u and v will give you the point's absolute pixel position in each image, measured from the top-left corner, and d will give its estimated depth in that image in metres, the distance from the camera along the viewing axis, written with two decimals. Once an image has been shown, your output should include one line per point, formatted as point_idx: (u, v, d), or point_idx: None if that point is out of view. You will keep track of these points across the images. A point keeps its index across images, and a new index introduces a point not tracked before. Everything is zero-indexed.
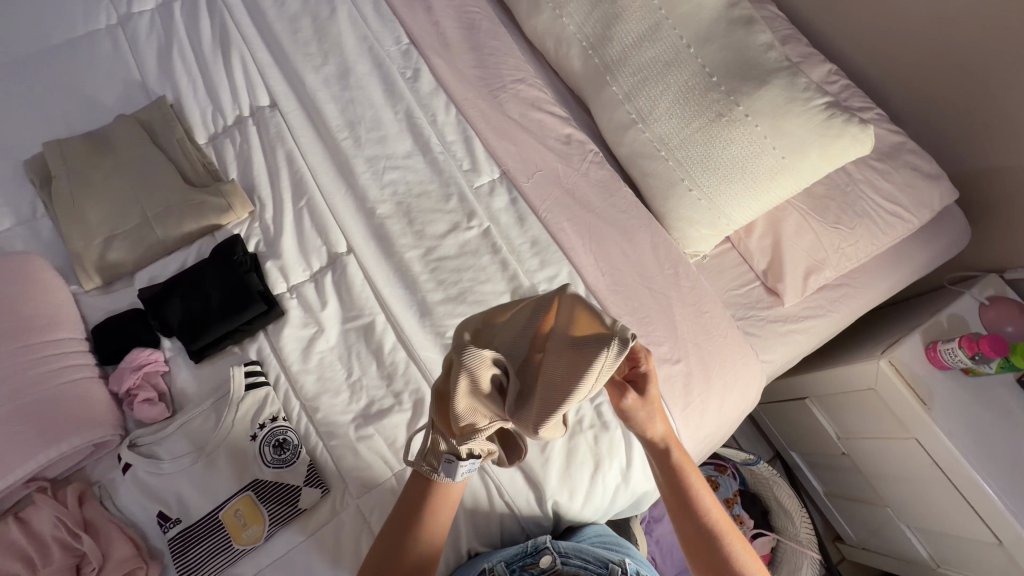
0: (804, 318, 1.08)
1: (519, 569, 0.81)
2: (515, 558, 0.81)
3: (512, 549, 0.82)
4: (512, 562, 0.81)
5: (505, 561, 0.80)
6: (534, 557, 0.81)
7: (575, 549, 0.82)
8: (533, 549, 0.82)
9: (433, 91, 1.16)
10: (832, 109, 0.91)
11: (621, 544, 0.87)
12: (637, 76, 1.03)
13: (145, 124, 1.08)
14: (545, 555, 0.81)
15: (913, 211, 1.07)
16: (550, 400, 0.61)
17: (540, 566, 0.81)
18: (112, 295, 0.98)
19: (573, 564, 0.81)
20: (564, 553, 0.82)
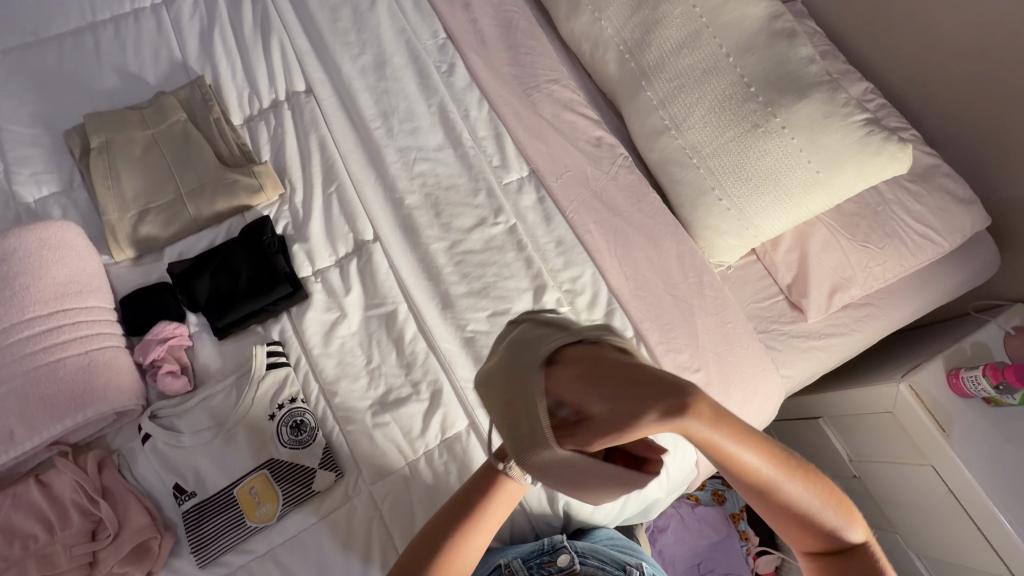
0: (826, 336, 1.07)
1: (536, 566, 0.79)
2: (532, 555, 0.80)
3: (529, 547, 0.82)
4: (529, 559, 0.80)
5: (521, 558, 0.80)
6: (550, 556, 0.80)
7: (592, 549, 0.82)
8: (550, 547, 0.81)
9: (468, 87, 1.16)
10: (871, 126, 0.91)
11: (636, 550, 0.86)
12: (673, 82, 1.02)
13: (184, 102, 1.09)
14: (562, 554, 0.80)
15: (944, 234, 1.06)
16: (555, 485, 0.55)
17: (558, 565, 0.79)
18: (142, 267, 0.99)
19: (590, 565, 0.79)
20: (581, 553, 0.81)
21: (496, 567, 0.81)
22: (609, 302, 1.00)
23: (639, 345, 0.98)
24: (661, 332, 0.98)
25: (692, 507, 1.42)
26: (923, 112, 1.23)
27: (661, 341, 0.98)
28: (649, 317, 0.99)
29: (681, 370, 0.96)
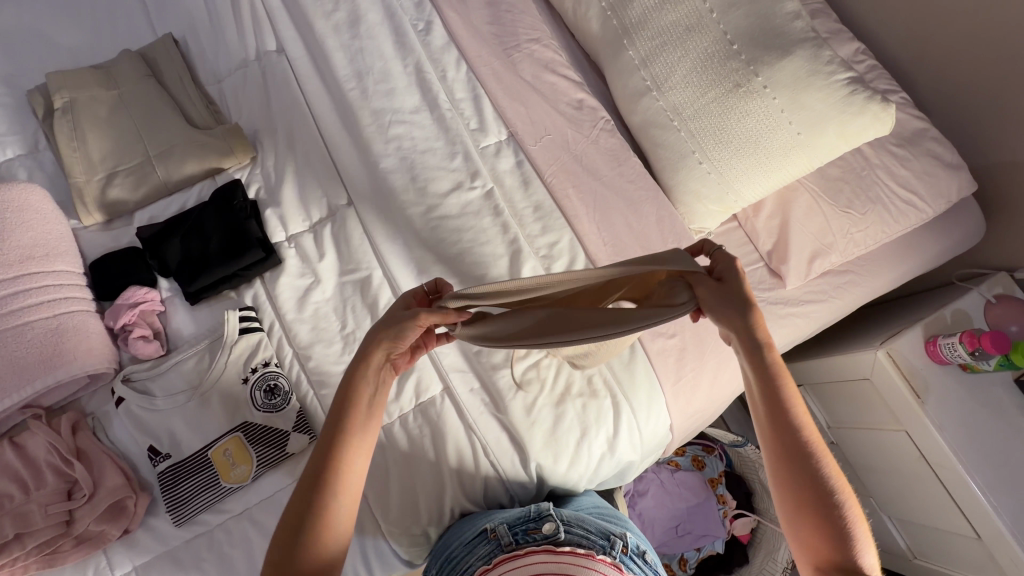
0: (806, 303, 1.06)
1: (522, 533, 0.79)
2: (517, 521, 0.81)
3: (515, 513, 0.82)
4: (514, 525, 0.80)
5: (507, 523, 0.80)
6: (537, 523, 0.80)
7: (578, 519, 0.82)
8: (536, 515, 0.81)
9: (446, 47, 1.12)
10: (855, 85, 0.88)
11: (619, 518, 0.88)
12: (655, 40, 0.99)
13: (151, 61, 1.06)
14: (548, 521, 0.80)
15: (928, 201, 1.04)
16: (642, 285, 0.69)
17: (543, 533, 0.78)
18: (111, 232, 0.97)
19: (576, 533, 0.79)
20: (567, 521, 0.81)
21: (481, 531, 0.80)
22: (586, 268, 0.99)
23: None
24: None
25: (672, 472, 1.46)
26: (917, 76, 1.19)
27: None
28: None
29: (656, 336, 0.96)
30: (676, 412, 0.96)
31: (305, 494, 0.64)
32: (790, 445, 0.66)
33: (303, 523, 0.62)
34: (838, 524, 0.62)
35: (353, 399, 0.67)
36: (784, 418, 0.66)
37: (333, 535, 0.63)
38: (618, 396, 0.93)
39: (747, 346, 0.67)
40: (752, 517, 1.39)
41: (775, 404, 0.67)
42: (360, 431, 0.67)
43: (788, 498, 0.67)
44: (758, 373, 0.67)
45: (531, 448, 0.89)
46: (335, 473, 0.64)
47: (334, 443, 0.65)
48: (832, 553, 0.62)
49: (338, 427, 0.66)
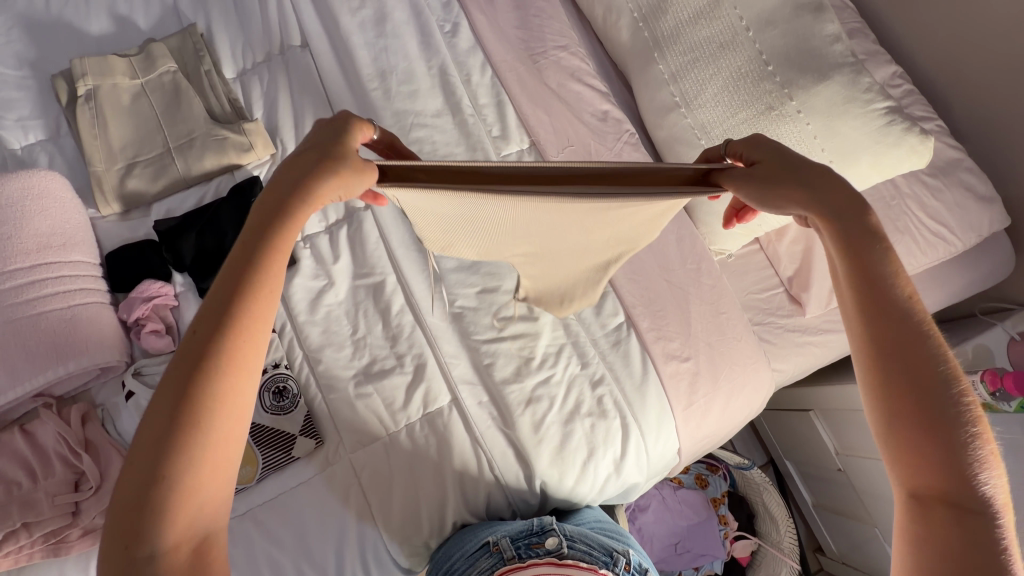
0: (823, 332, 1.04)
1: (525, 547, 0.78)
2: (520, 534, 0.80)
3: (518, 526, 0.81)
4: (517, 538, 0.80)
5: (510, 536, 0.79)
6: (540, 538, 0.79)
7: (581, 534, 0.81)
8: (539, 529, 0.80)
9: (471, 50, 1.10)
10: (894, 115, 0.85)
11: (621, 534, 0.87)
12: (687, 55, 0.96)
13: (175, 50, 1.05)
14: (551, 536, 0.79)
15: (958, 234, 1.01)
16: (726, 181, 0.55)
17: (547, 547, 0.78)
18: (128, 223, 0.97)
19: (578, 549, 0.78)
20: (570, 536, 0.80)
21: (483, 544, 0.80)
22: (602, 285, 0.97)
23: (630, 330, 0.96)
24: (654, 319, 0.96)
25: (674, 489, 1.45)
26: (954, 103, 1.15)
27: (653, 328, 0.96)
28: (643, 302, 0.97)
29: (669, 358, 0.94)
30: (685, 436, 0.95)
31: (165, 419, 0.42)
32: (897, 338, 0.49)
33: (183, 405, 0.42)
34: (958, 447, 0.46)
35: (245, 275, 0.46)
36: (887, 303, 0.51)
37: (213, 479, 0.44)
38: (627, 418, 0.91)
39: (829, 205, 0.53)
40: (752, 540, 1.39)
41: (879, 293, 0.51)
42: (252, 322, 0.46)
43: (883, 417, 0.50)
44: (850, 251, 0.52)
45: (536, 466, 0.88)
46: (221, 387, 0.44)
47: (210, 340, 0.44)
48: (950, 482, 0.46)
49: (218, 317, 0.45)
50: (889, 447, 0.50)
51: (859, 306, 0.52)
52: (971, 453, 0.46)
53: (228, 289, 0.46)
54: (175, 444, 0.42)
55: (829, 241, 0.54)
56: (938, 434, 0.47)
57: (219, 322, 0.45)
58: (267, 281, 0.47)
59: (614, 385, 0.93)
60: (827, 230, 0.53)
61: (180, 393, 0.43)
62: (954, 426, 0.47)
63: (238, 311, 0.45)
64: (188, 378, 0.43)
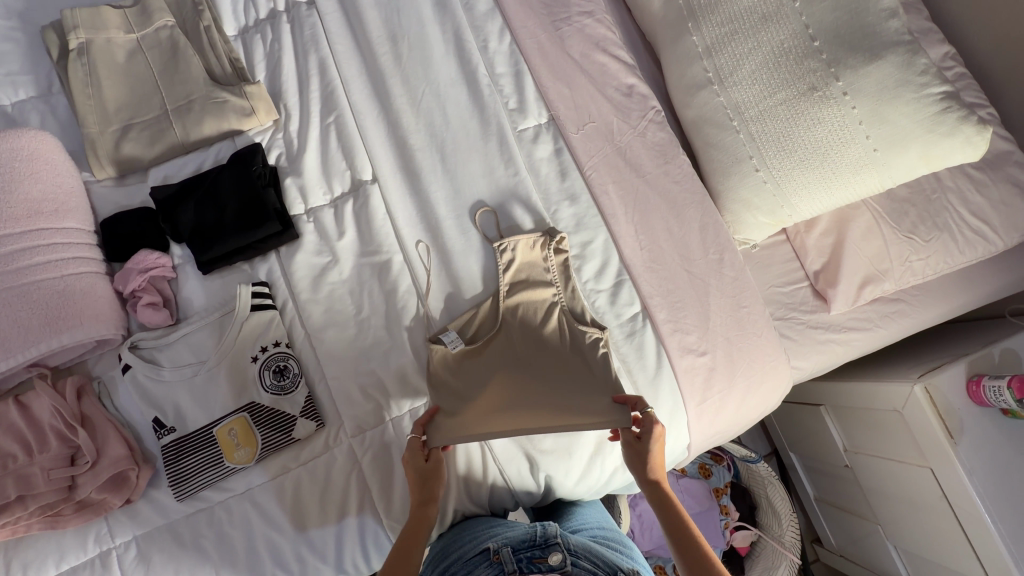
0: (847, 330, 0.99)
1: (527, 560, 0.74)
2: (523, 545, 0.76)
3: (521, 535, 0.77)
4: (519, 549, 0.75)
5: (512, 547, 0.75)
6: (542, 552, 0.75)
7: (586, 549, 0.76)
8: (542, 541, 0.76)
9: (489, 13, 1.02)
10: (950, 101, 0.78)
11: (624, 546, 0.84)
12: (725, 26, 0.88)
13: (172, 4, 0.98)
14: (555, 551, 0.75)
15: (1001, 233, 0.95)
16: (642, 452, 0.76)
17: (550, 564, 0.73)
18: (124, 189, 0.92)
19: (582, 566, 0.74)
20: (574, 552, 0.76)
21: (483, 550, 0.75)
22: (619, 272, 0.93)
23: (645, 321, 0.91)
24: (671, 310, 0.92)
25: (676, 478, 1.45)
26: (1007, 88, 1.04)
27: (670, 321, 0.91)
28: (661, 292, 0.92)
29: (685, 352, 0.91)
30: (695, 432, 0.92)
31: (403, 547, 0.71)
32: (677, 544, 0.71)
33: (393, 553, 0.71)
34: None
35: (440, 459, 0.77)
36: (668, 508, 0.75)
37: None
38: None
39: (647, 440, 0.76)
40: (752, 531, 1.36)
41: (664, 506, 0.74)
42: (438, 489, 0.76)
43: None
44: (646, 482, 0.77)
45: (541, 458, 0.86)
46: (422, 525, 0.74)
47: (426, 501, 0.75)
48: None
49: (427, 484, 0.76)
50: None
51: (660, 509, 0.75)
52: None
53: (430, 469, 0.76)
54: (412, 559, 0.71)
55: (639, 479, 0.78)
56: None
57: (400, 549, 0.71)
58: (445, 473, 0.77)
59: (628, 378, 0.89)
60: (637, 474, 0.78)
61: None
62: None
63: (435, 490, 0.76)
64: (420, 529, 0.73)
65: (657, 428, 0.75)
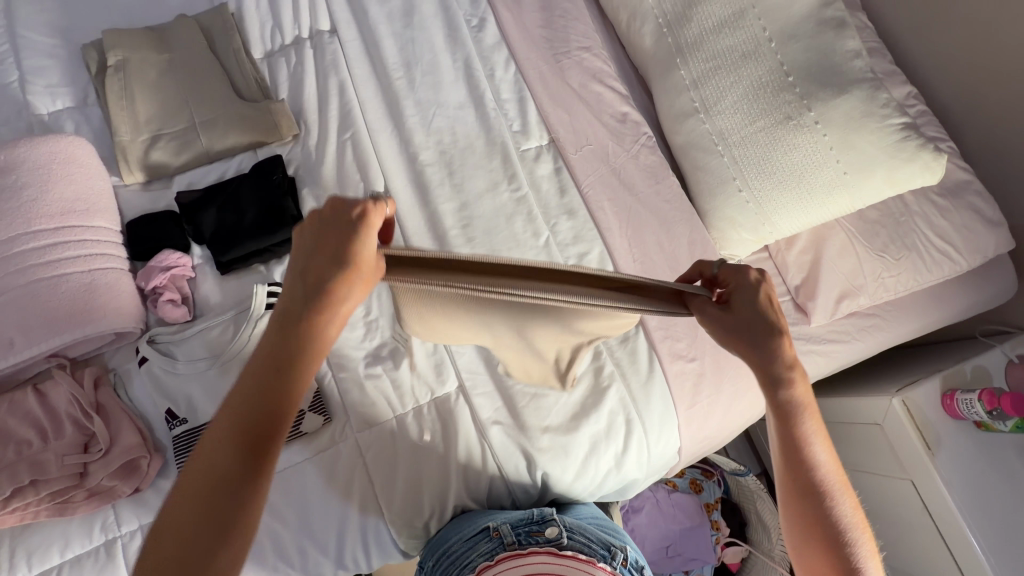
0: (827, 342, 1.06)
1: (525, 534, 0.80)
2: (521, 522, 0.81)
3: (519, 515, 0.83)
4: (518, 526, 0.81)
5: (511, 523, 0.81)
6: (540, 526, 0.81)
7: (579, 526, 0.82)
8: (539, 518, 0.82)
9: (496, 46, 1.12)
10: (909, 131, 0.87)
11: (617, 530, 0.88)
12: (709, 62, 0.98)
13: (204, 28, 1.07)
14: (551, 526, 0.81)
15: (964, 254, 1.03)
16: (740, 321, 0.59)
17: (546, 536, 0.79)
18: (149, 194, 0.98)
19: (577, 540, 0.80)
20: (569, 528, 0.81)
21: (483, 528, 0.81)
22: None
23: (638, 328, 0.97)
24: (662, 319, 0.98)
25: (669, 492, 1.45)
26: (966, 125, 1.15)
27: (661, 328, 0.97)
28: None
29: (676, 358, 0.96)
30: (686, 436, 0.96)
31: (207, 470, 0.49)
32: (788, 456, 0.64)
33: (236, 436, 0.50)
34: (834, 538, 0.62)
35: (296, 344, 0.51)
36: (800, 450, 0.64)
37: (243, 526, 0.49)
38: (632, 415, 0.93)
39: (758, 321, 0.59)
40: (743, 547, 1.40)
41: (785, 415, 0.62)
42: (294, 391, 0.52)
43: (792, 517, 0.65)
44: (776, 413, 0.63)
45: (539, 457, 0.89)
46: (256, 451, 0.50)
47: (257, 408, 0.50)
48: None
49: (270, 379, 0.51)
50: (796, 539, 0.65)
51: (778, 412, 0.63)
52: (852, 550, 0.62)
53: (281, 360, 0.51)
54: (235, 500, 0.48)
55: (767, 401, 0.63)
56: (818, 536, 0.63)
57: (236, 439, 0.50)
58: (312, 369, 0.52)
59: (621, 381, 0.94)
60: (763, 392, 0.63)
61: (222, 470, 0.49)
62: (831, 524, 0.62)
63: (286, 391, 0.51)
64: (251, 450, 0.50)
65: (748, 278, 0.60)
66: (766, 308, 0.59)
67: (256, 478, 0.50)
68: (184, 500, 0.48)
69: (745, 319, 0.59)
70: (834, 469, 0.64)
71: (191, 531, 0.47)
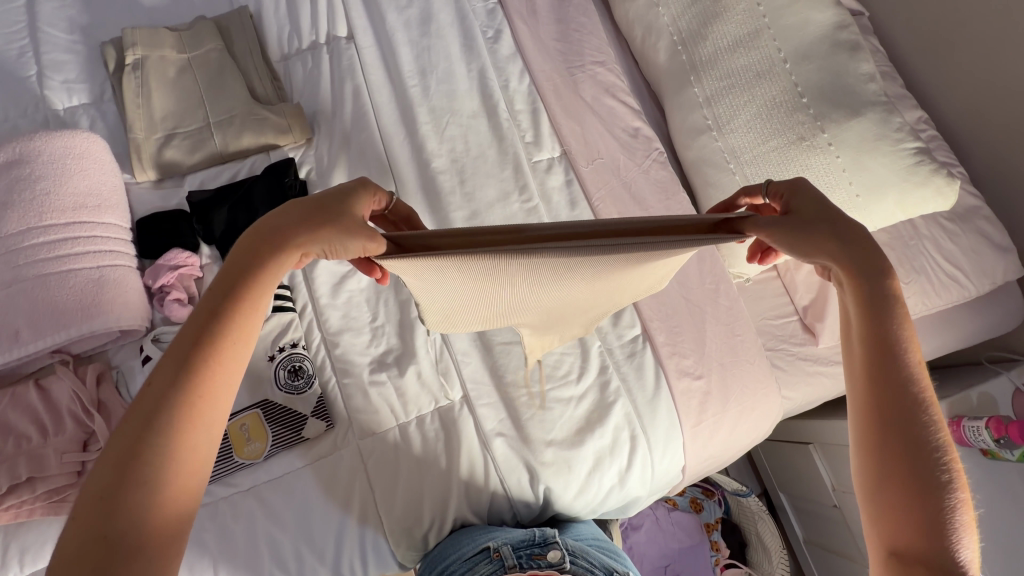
0: (834, 364, 1.05)
1: (526, 557, 0.78)
2: (521, 544, 0.80)
3: (520, 535, 0.81)
4: (519, 547, 0.79)
5: (511, 545, 0.79)
6: (542, 549, 0.79)
7: (582, 550, 0.81)
8: (541, 540, 0.81)
9: (511, 57, 1.13)
10: (922, 156, 0.88)
11: (619, 553, 0.87)
12: (723, 81, 0.99)
13: (223, 29, 1.08)
14: (554, 549, 0.79)
15: (972, 279, 1.03)
16: (819, 229, 0.57)
17: (548, 560, 0.78)
18: (161, 192, 0.98)
19: (580, 565, 0.78)
20: (572, 551, 0.80)
21: (483, 549, 0.79)
22: None
23: (645, 343, 0.97)
24: (669, 334, 0.97)
25: (668, 510, 1.44)
26: (974, 150, 1.15)
27: (668, 344, 0.97)
28: (660, 316, 0.98)
29: (682, 374, 0.95)
30: (691, 455, 0.95)
31: (122, 455, 0.45)
32: (875, 358, 0.56)
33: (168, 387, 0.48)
34: (921, 461, 0.51)
35: (226, 315, 0.51)
36: (889, 353, 0.56)
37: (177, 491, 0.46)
38: (636, 430, 0.92)
39: (846, 224, 0.59)
40: (743, 569, 1.35)
41: (874, 309, 0.57)
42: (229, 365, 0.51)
43: (873, 477, 0.53)
44: (866, 306, 0.57)
45: (541, 471, 0.88)
46: (179, 423, 0.47)
47: (185, 378, 0.48)
48: (906, 534, 0.49)
49: (191, 349, 0.49)
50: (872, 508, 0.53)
51: (868, 348, 0.56)
52: (952, 517, 0.48)
53: (213, 326, 0.51)
54: (160, 457, 0.46)
55: (856, 293, 0.58)
56: (900, 475, 0.51)
57: (171, 389, 0.48)
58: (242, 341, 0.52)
59: (626, 397, 0.93)
60: (852, 284, 0.58)
61: (144, 424, 0.46)
62: (919, 444, 0.51)
63: (211, 360, 0.50)
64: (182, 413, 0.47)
65: (807, 190, 0.61)
66: (834, 212, 0.59)
67: (180, 459, 0.47)
68: (92, 490, 0.44)
69: (806, 218, 0.58)
70: (935, 407, 0.54)
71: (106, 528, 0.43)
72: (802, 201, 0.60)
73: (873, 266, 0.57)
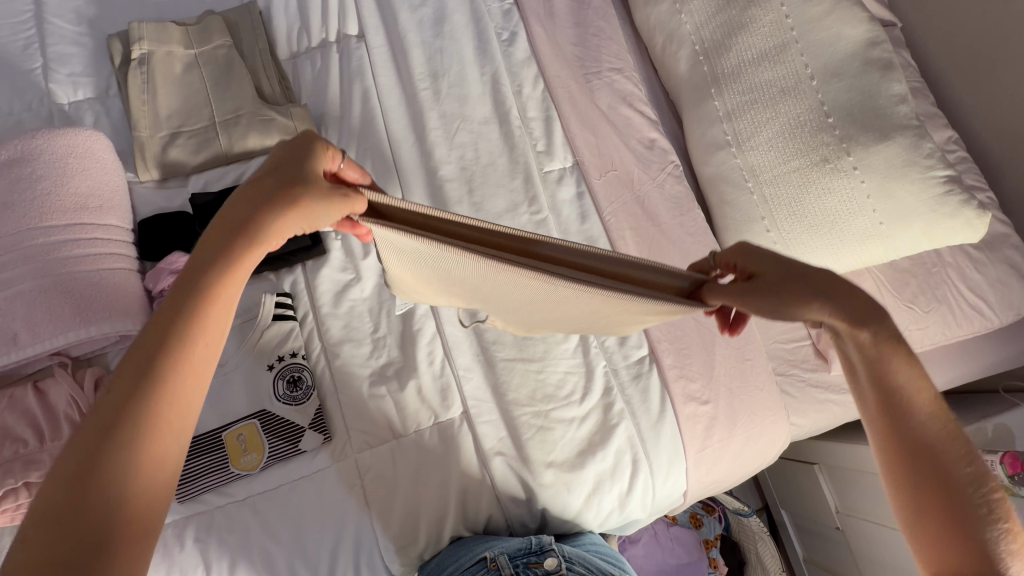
0: (846, 392, 1.02)
1: (524, 566, 0.76)
2: (519, 552, 0.78)
3: (515, 544, 0.79)
4: (515, 556, 0.77)
5: (508, 554, 0.77)
6: (538, 558, 0.78)
7: (580, 556, 0.79)
8: (538, 548, 0.79)
9: (526, 61, 1.09)
10: (952, 185, 0.84)
11: (617, 559, 0.86)
12: (745, 95, 0.95)
13: (232, 25, 1.05)
14: (550, 557, 0.78)
15: (996, 310, 0.99)
16: (788, 282, 0.53)
17: (545, 568, 0.76)
18: (164, 192, 0.96)
19: (577, 571, 0.77)
20: (569, 558, 0.78)
21: (480, 559, 0.77)
22: None
23: (652, 365, 0.94)
24: (677, 356, 0.95)
25: (667, 525, 1.43)
26: (1005, 174, 1.10)
27: (675, 367, 0.94)
28: (669, 338, 0.96)
29: (688, 399, 0.93)
30: (694, 480, 0.93)
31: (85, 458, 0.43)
32: (887, 413, 0.53)
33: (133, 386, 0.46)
34: (961, 499, 0.51)
35: (186, 309, 0.48)
36: (900, 405, 0.53)
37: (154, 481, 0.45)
38: (638, 453, 0.90)
39: (822, 278, 0.54)
40: None
41: (879, 367, 0.53)
42: (197, 358, 0.48)
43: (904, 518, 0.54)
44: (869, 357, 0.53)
45: (540, 491, 0.87)
46: (149, 419, 0.45)
47: (146, 380, 0.46)
48: None
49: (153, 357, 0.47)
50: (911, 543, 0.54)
51: (875, 406, 0.54)
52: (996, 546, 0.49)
53: (179, 321, 0.48)
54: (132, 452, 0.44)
55: (858, 349, 0.54)
56: (942, 519, 0.51)
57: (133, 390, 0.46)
58: (210, 331, 0.49)
59: (630, 420, 0.91)
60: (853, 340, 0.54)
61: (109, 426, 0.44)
62: (953, 485, 0.51)
63: (177, 357, 0.47)
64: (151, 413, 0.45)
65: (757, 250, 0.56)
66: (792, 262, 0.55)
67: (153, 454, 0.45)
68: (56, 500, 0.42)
69: (772, 274, 0.54)
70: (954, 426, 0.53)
71: (77, 528, 0.42)
72: (757, 260, 0.56)
73: (869, 313, 0.53)
